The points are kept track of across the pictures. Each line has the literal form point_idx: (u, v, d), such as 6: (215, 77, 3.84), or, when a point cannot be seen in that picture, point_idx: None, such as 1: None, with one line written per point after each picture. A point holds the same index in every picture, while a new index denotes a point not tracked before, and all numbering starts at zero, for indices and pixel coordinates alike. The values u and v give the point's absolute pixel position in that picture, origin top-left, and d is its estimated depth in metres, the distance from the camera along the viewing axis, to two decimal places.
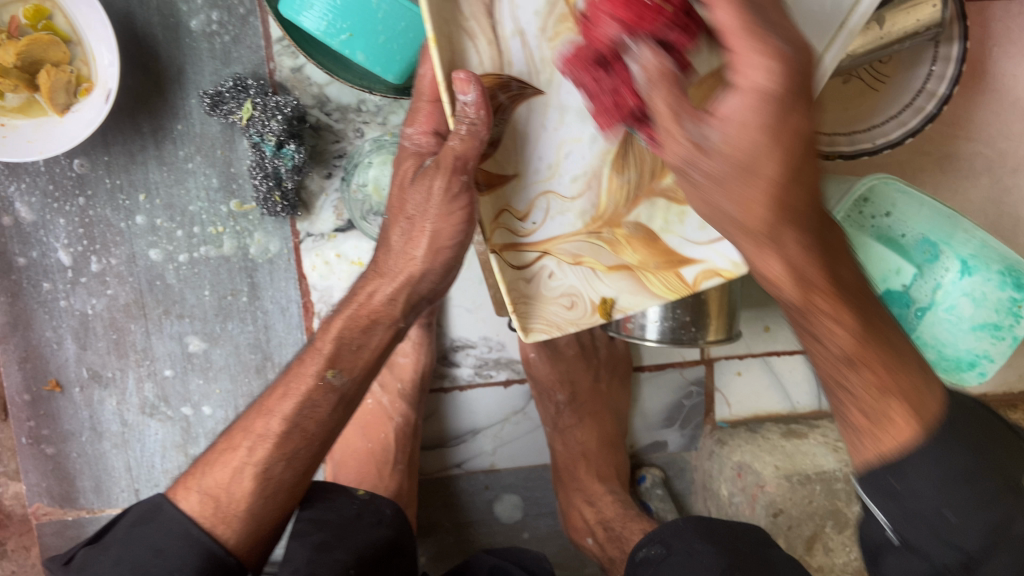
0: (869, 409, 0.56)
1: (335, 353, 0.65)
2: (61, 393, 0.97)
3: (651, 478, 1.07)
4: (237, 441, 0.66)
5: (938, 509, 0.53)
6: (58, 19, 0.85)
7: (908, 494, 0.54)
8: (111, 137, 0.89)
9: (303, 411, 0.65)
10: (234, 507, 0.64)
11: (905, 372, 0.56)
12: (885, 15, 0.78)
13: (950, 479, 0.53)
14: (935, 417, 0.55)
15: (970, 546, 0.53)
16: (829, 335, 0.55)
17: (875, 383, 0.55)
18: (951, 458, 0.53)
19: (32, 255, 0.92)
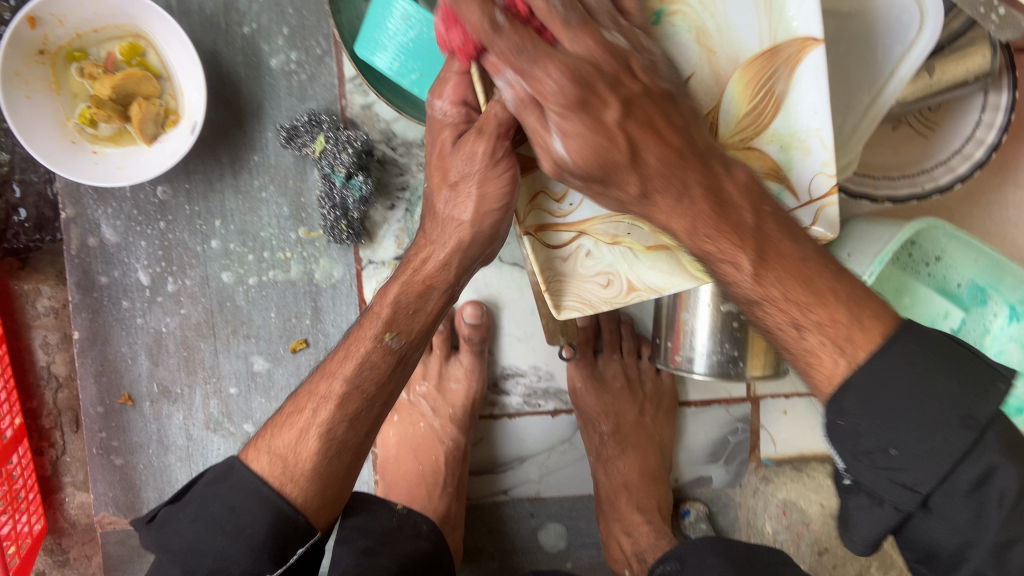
0: (793, 347, 0.58)
1: (391, 317, 0.69)
2: (132, 406, 1.02)
3: (696, 512, 1.07)
4: (303, 403, 0.71)
5: (882, 446, 0.52)
6: (151, 56, 0.91)
7: (853, 433, 0.54)
8: (193, 166, 0.95)
9: (365, 372, 0.70)
10: (301, 467, 0.68)
11: (831, 297, 0.56)
12: (935, 63, 0.81)
13: (889, 413, 0.52)
14: (865, 341, 0.55)
15: (923, 487, 0.51)
16: (733, 282, 0.57)
17: (792, 318, 0.57)
18: (881, 387, 0.53)
19: (114, 274, 0.98)
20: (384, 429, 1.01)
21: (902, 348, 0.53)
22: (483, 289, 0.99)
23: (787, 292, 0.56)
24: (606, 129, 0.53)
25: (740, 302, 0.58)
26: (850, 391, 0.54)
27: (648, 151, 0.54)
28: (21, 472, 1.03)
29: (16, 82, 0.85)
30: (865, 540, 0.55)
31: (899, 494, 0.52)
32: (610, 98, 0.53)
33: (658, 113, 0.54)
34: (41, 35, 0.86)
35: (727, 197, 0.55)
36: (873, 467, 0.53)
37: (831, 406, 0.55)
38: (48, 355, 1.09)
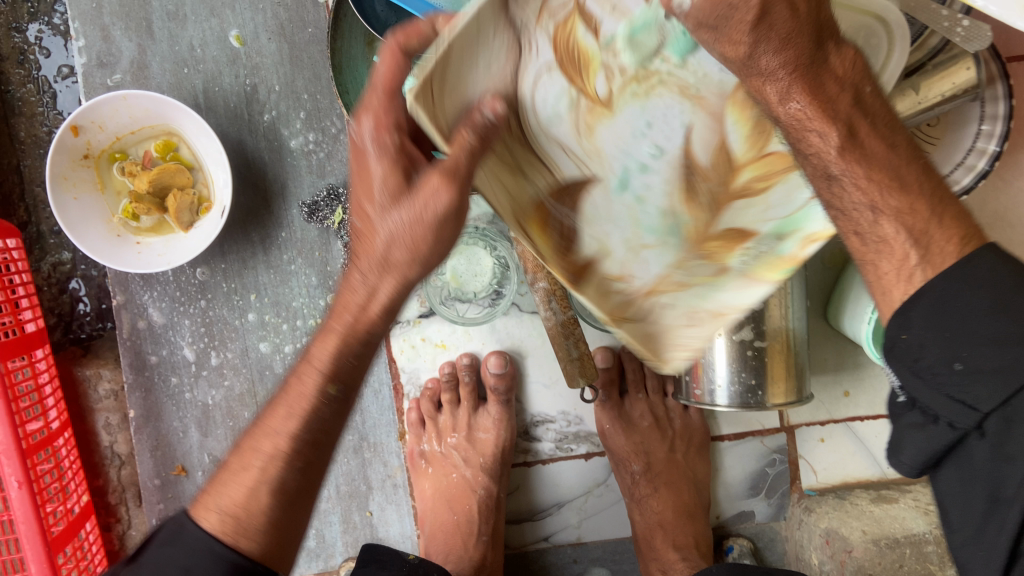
0: (865, 233, 0.56)
1: (334, 370, 0.61)
2: (185, 477, 1.08)
3: (739, 548, 1.05)
4: (250, 459, 0.62)
5: (947, 358, 0.49)
6: (183, 150, 1.00)
7: (916, 347, 0.51)
8: (227, 247, 1.02)
9: (313, 425, 0.62)
10: (257, 521, 0.60)
11: (913, 188, 0.54)
12: (919, 81, 0.82)
13: (955, 329, 0.49)
14: (943, 239, 0.53)
15: (982, 403, 0.48)
16: (816, 154, 0.55)
17: (869, 200, 0.55)
18: (953, 298, 0.50)
19: (163, 353, 1.05)
20: (420, 482, 1.04)
21: (987, 263, 0.50)
22: (506, 339, 1.03)
23: (869, 171, 0.54)
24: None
25: (816, 178, 0.56)
26: (921, 300, 0.52)
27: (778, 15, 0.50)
28: (90, 546, 1.09)
29: (64, 185, 0.94)
30: (911, 466, 0.53)
31: (957, 411, 0.49)
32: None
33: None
34: (84, 141, 0.95)
35: (829, 77, 0.53)
36: (934, 384, 0.50)
37: (897, 320, 0.53)
38: (111, 436, 1.16)
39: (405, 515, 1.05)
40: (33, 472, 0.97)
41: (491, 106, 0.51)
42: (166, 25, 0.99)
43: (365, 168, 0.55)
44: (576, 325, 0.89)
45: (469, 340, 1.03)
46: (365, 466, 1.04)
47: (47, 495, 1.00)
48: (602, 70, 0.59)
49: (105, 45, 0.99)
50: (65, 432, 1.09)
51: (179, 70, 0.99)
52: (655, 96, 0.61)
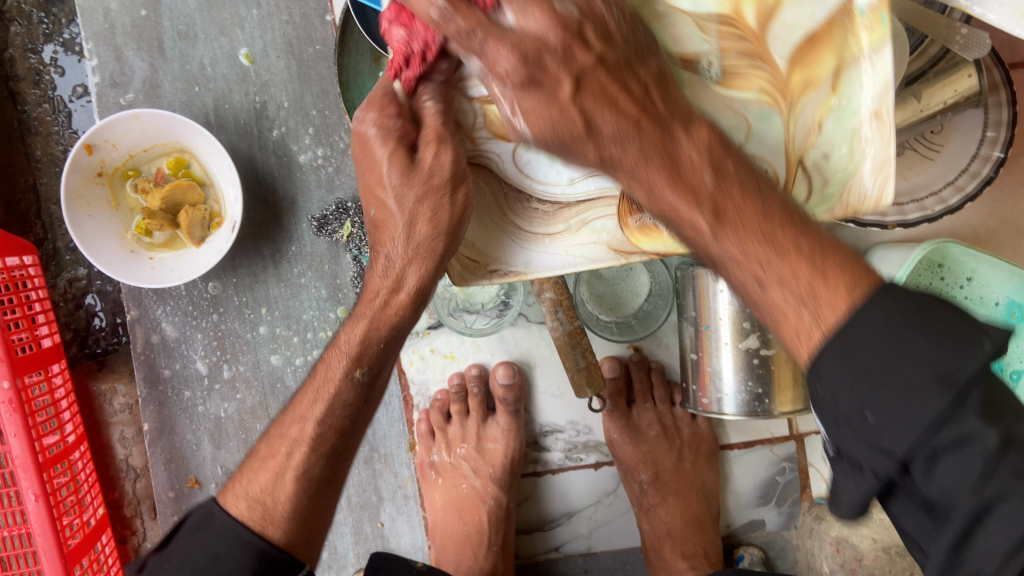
0: (759, 303, 0.54)
1: (360, 354, 0.70)
2: (199, 489, 1.09)
3: (750, 557, 1.05)
4: (276, 447, 0.72)
5: (857, 411, 0.47)
6: (194, 167, 1.01)
7: (831, 399, 0.49)
8: (239, 261, 1.04)
9: (337, 411, 0.70)
10: (280, 509, 0.69)
11: (793, 252, 0.51)
12: (921, 89, 0.81)
13: (868, 382, 0.47)
14: (830, 297, 0.49)
15: (899, 450, 0.46)
16: (698, 238, 0.55)
17: (757, 274, 0.53)
18: (857, 351, 0.47)
19: (176, 366, 1.06)
20: (430, 492, 1.04)
21: (877, 312, 0.47)
22: (514, 350, 1.04)
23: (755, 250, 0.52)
24: (559, 103, 0.56)
25: (708, 258, 0.56)
26: (826, 358, 0.49)
27: (604, 123, 0.57)
28: (107, 559, 1.10)
29: (78, 203, 0.96)
30: (852, 509, 0.51)
31: (878, 459, 0.48)
32: (563, 71, 0.55)
33: (612, 82, 0.57)
34: (98, 159, 0.97)
35: (682, 163, 0.55)
36: (852, 434, 0.48)
37: (809, 372, 0.50)
38: (126, 449, 1.17)
39: (416, 526, 1.06)
40: (49, 484, 0.98)
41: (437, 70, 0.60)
42: (177, 45, 1.01)
43: (372, 156, 0.63)
44: (583, 335, 0.90)
45: (478, 351, 1.04)
46: (376, 477, 1.06)
47: (63, 507, 1.02)
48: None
49: (117, 65, 1.01)
50: (81, 445, 1.10)
51: (190, 89, 1.01)
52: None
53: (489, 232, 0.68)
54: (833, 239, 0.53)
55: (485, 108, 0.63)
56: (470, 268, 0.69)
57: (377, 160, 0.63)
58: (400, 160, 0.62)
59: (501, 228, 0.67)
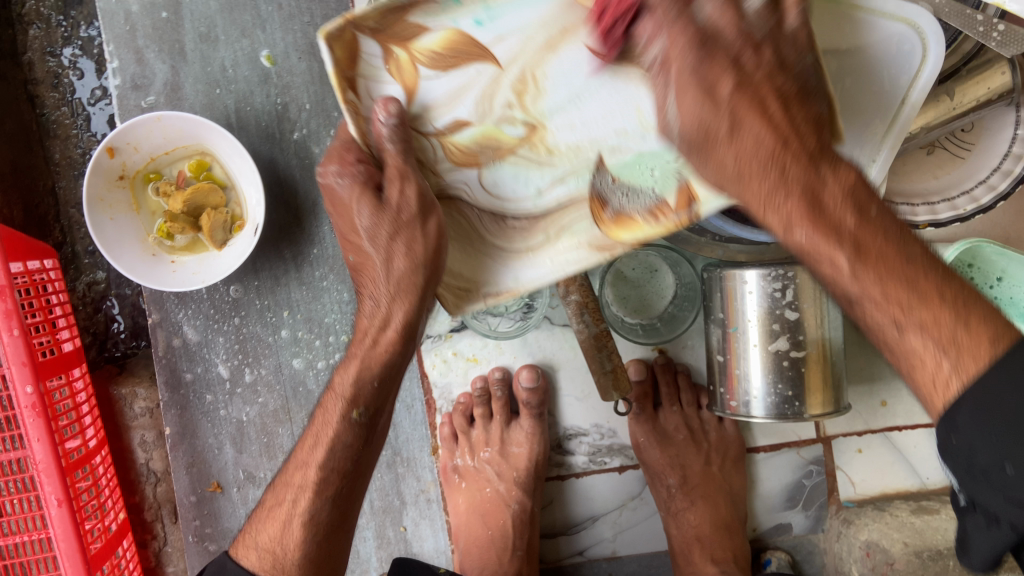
0: (892, 345, 0.51)
1: (357, 394, 0.70)
2: (222, 493, 1.08)
3: (777, 562, 1.04)
4: (283, 494, 0.74)
5: (997, 462, 0.44)
6: (216, 169, 1.01)
7: (967, 449, 0.45)
8: (260, 264, 1.03)
9: (338, 453, 0.71)
10: (289, 557, 0.71)
11: (936, 298, 0.49)
12: (954, 87, 0.80)
13: (1001, 428, 0.44)
14: (973, 345, 0.47)
15: None
16: (834, 281, 0.52)
17: (894, 316, 0.50)
18: (992, 398, 0.44)
19: (197, 370, 1.06)
20: (454, 497, 1.03)
21: (1021, 354, 0.44)
22: (538, 353, 1.03)
23: (887, 289, 0.49)
24: (714, 105, 0.51)
25: (845, 300, 0.53)
26: (962, 406, 0.46)
27: (748, 131, 0.51)
28: (128, 563, 1.10)
29: (100, 206, 0.96)
30: (984, 563, 0.47)
31: (1015, 513, 0.44)
32: (723, 74, 0.50)
33: (763, 92, 0.51)
34: (120, 162, 0.97)
35: (827, 197, 0.51)
36: (992, 486, 0.45)
37: (944, 421, 0.47)
38: (145, 453, 1.17)
39: (439, 530, 1.05)
40: (72, 489, 0.97)
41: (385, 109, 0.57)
42: (198, 47, 1.00)
43: (343, 204, 0.65)
44: (610, 337, 0.89)
45: (501, 354, 1.03)
46: (399, 481, 1.04)
47: (86, 512, 1.01)
48: (496, 123, 0.61)
49: (138, 67, 1.00)
50: (101, 450, 1.10)
51: (212, 91, 1.01)
52: (545, 70, 0.59)
53: (472, 258, 0.68)
54: (975, 290, 0.50)
55: (444, 142, 0.62)
56: (460, 295, 0.68)
57: (347, 204, 0.64)
58: (370, 202, 0.63)
59: (473, 246, 0.68)
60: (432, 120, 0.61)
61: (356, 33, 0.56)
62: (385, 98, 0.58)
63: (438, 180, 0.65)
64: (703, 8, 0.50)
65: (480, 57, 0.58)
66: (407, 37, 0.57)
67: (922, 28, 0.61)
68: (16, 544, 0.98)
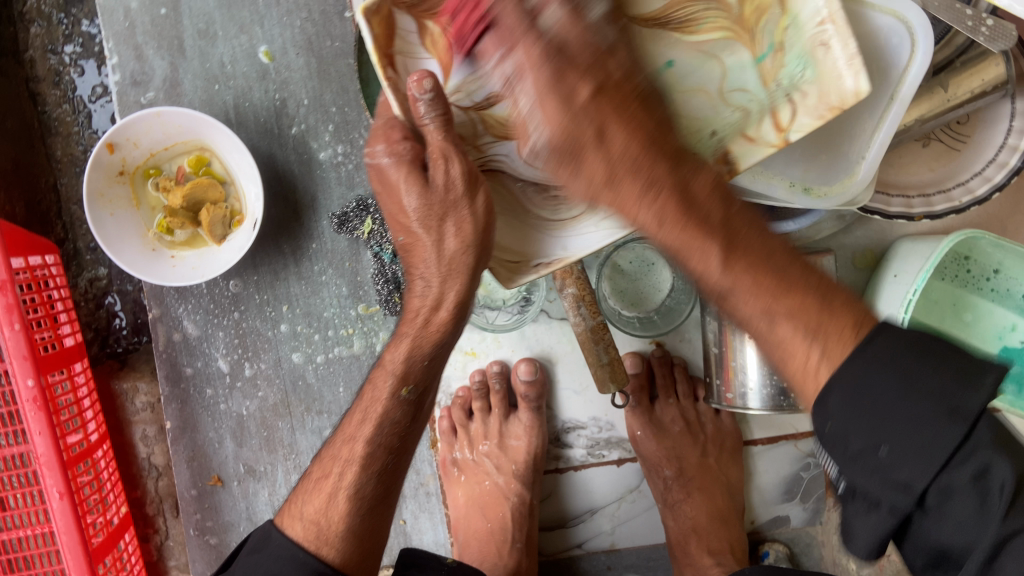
0: (765, 338, 0.55)
1: (406, 372, 0.71)
2: (222, 487, 1.09)
3: (775, 554, 1.04)
4: (330, 468, 0.74)
5: (873, 445, 0.48)
6: (215, 165, 1.01)
7: (842, 437, 0.50)
8: (260, 259, 1.04)
9: (385, 429, 0.72)
10: (335, 530, 0.71)
11: (798, 288, 0.54)
12: (948, 79, 0.80)
13: (874, 412, 0.48)
14: (836, 331, 0.52)
15: (917, 483, 0.47)
16: (704, 275, 0.56)
17: (763, 307, 0.54)
18: (865, 383, 0.49)
19: (198, 364, 1.06)
20: (453, 490, 1.04)
21: (884, 345, 0.50)
22: (536, 346, 1.03)
23: (756, 280, 0.54)
24: (576, 108, 0.55)
25: (714, 295, 0.57)
26: (835, 391, 0.50)
27: (615, 136, 0.56)
28: (130, 557, 1.11)
29: (101, 202, 0.96)
30: (868, 549, 0.51)
31: (893, 495, 0.48)
32: (582, 80, 0.55)
33: (621, 107, 0.56)
34: (120, 158, 0.97)
35: (694, 196, 0.56)
36: (867, 471, 0.49)
37: (819, 411, 0.51)
38: (148, 447, 1.18)
39: (438, 523, 1.06)
40: (73, 482, 0.98)
41: (418, 83, 0.55)
42: (197, 44, 1.01)
43: (392, 184, 0.63)
44: (606, 330, 0.89)
45: (498, 347, 1.03)
46: None
47: (87, 505, 1.02)
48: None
49: (138, 64, 1.01)
50: (103, 444, 1.11)
51: (210, 87, 1.01)
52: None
53: (519, 228, 0.68)
54: (832, 280, 0.56)
55: (483, 115, 0.62)
56: (512, 269, 0.67)
57: (395, 184, 0.62)
58: (417, 181, 0.61)
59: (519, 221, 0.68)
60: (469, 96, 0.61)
61: (393, 10, 0.57)
62: (420, 72, 0.55)
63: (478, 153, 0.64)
64: (552, 14, 0.55)
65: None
66: (438, 10, 0.58)
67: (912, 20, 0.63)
68: (19, 538, 1.00)
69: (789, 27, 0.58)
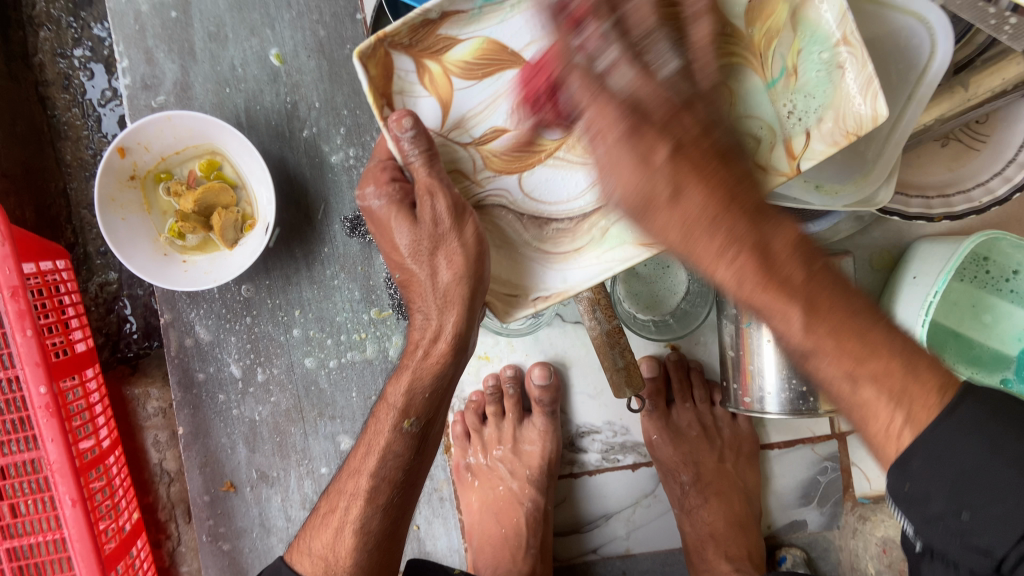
0: (846, 400, 0.51)
1: (405, 407, 0.69)
2: (235, 492, 1.08)
3: (792, 558, 1.03)
4: (335, 502, 0.75)
5: (954, 510, 0.47)
6: (226, 169, 1.01)
7: (922, 497, 0.48)
8: (272, 263, 1.03)
9: (389, 462, 0.72)
10: (341, 565, 0.73)
11: (884, 350, 0.49)
12: (968, 78, 0.79)
13: (959, 474, 0.47)
14: (923, 396, 0.48)
15: (1001, 551, 0.45)
16: (783, 337, 0.52)
17: (846, 369, 0.50)
18: (950, 444, 0.47)
19: (210, 370, 1.06)
20: (467, 495, 1.04)
21: (969, 410, 0.47)
22: (550, 351, 1.02)
23: (841, 344, 0.49)
24: (653, 167, 0.51)
25: (794, 355, 0.52)
26: (917, 453, 0.48)
27: (690, 192, 0.51)
28: (142, 563, 1.10)
29: (112, 207, 0.96)
30: None
31: (974, 560, 0.47)
32: (659, 140, 0.51)
33: (703, 162, 0.52)
34: (131, 162, 0.97)
35: (779, 259, 0.50)
36: (947, 533, 0.48)
37: (896, 471, 0.49)
38: (160, 453, 1.17)
39: (452, 528, 1.04)
40: (86, 489, 0.98)
41: (399, 122, 0.56)
42: (208, 47, 1.00)
43: (382, 222, 0.64)
44: (622, 334, 0.88)
45: (512, 351, 1.03)
46: None
47: (99, 512, 1.02)
48: (535, 129, 0.61)
49: (148, 67, 1.01)
50: (115, 450, 1.10)
51: (221, 90, 1.00)
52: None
53: (513, 261, 0.65)
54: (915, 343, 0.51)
55: (483, 151, 0.62)
56: (507, 302, 0.65)
57: (384, 222, 0.63)
58: (406, 219, 0.62)
59: (512, 253, 0.65)
60: (467, 131, 0.61)
61: (389, 50, 0.57)
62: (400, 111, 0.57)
63: (474, 190, 0.64)
64: (623, 76, 0.52)
65: (513, 62, 0.59)
66: (438, 49, 0.59)
67: (931, 22, 0.64)
68: (30, 544, 0.99)
69: (803, 48, 0.59)
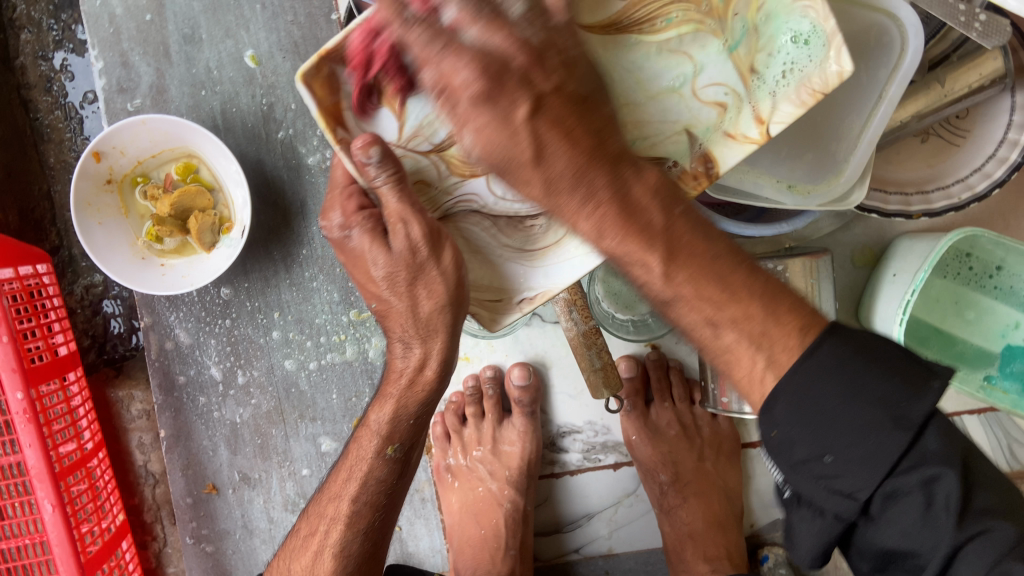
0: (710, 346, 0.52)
1: (390, 433, 0.71)
2: (217, 494, 1.09)
3: (774, 558, 1.02)
4: (316, 525, 0.76)
5: (818, 454, 0.47)
6: (203, 172, 1.00)
7: (787, 444, 0.48)
8: (250, 265, 1.03)
9: (371, 487, 0.73)
10: None
11: (746, 295, 0.50)
12: (944, 74, 0.78)
13: (821, 422, 0.46)
14: (784, 337, 0.49)
15: (861, 493, 0.46)
16: (646, 284, 0.52)
17: (706, 316, 0.51)
18: (810, 391, 0.47)
19: (190, 372, 1.06)
20: (447, 496, 1.04)
21: (829, 348, 0.47)
22: (530, 351, 1.02)
23: (698, 291, 0.50)
24: (512, 125, 0.49)
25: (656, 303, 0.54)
26: (781, 400, 0.48)
27: (554, 152, 0.50)
28: (128, 564, 1.11)
29: (88, 211, 0.96)
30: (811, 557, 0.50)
31: (837, 503, 0.47)
32: (521, 95, 0.49)
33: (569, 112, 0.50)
34: (106, 166, 0.96)
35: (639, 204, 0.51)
36: (811, 478, 0.47)
37: (764, 416, 0.49)
38: (144, 454, 1.18)
39: (434, 529, 1.05)
40: (65, 493, 0.98)
41: (362, 149, 0.53)
42: (183, 49, 1.00)
43: (356, 254, 0.63)
44: (598, 335, 0.87)
45: (492, 352, 1.02)
46: None
47: (81, 515, 1.02)
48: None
49: (124, 70, 1.00)
50: (99, 452, 1.10)
51: (197, 93, 1.00)
52: None
53: (491, 266, 0.66)
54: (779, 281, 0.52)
55: (444, 156, 0.60)
56: (493, 308, 0.66)
57: (360, 256, 0.63)
58: (382, 247, 0.61)
59: (486, 260, 0.66)
60: (426, 139, 0.59)
61: (331, 69, 0.54)
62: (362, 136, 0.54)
63: (442, 200, 0.63)
64: (471, 31, 0.48)
65: None
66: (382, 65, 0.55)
67: (901, 19, 0.63)
68: (15, 547, 0.99)
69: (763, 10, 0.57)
